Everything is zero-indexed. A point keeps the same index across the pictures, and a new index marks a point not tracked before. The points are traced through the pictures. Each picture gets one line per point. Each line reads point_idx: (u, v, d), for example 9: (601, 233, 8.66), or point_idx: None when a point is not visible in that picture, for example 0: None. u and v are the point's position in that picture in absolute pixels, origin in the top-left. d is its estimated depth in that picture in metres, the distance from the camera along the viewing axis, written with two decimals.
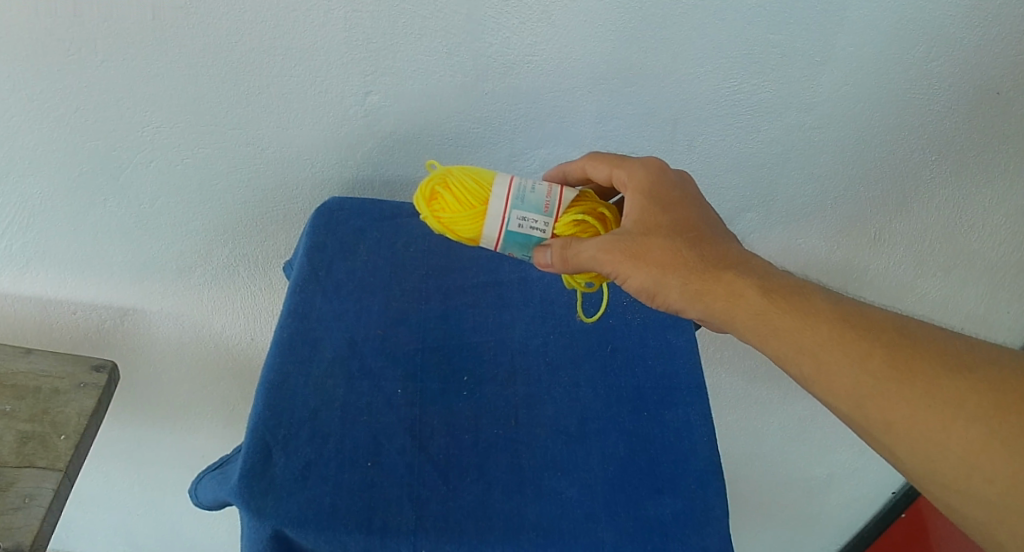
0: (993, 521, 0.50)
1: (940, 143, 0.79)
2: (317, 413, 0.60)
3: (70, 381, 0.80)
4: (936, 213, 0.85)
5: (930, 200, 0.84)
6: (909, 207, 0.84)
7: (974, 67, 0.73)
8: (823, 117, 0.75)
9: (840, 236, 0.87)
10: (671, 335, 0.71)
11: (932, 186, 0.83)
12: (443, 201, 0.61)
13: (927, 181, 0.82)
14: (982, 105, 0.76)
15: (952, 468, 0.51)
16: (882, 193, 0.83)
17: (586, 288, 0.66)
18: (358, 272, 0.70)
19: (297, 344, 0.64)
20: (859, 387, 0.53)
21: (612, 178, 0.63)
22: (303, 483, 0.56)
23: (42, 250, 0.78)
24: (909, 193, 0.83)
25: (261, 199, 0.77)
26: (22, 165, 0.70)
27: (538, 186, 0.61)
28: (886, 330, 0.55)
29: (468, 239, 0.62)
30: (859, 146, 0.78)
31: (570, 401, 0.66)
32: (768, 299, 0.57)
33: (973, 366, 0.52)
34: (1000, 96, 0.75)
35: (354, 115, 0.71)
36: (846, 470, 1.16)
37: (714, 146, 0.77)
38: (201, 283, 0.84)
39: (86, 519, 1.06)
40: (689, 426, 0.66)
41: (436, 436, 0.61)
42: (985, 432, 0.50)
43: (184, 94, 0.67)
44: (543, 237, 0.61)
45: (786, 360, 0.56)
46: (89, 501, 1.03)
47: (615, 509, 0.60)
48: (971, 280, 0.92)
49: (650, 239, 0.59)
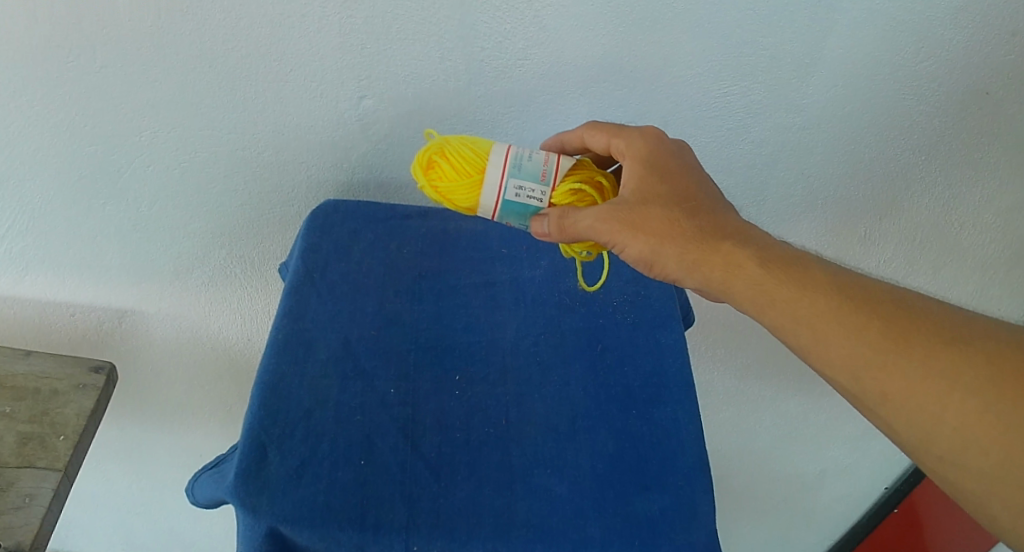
0: (987, 491, 0.51)
1: (927, 142, 0.80)
2: (311, 412, 0.61)
3: (69, 383, 0.82)
4: (922, 211, 0.87)
5: (916, 198, 0.85)
6: (898, 206, 0.86)
7: (962, 67, 0.74)
8: (809, 119, 0.77)
9: (828, 236, 0.88)
10: (661, 334, 0.73)
11: (919, 184, 0.84)
12: (440, 170, 0.63)
13: (915, 179, 0.84)
14: (971, 104, 0.77)
15: (947, 439, 0.52)
16: (868, 193, 0.85)
17: (584, 256, 0.68)
18: (352, 274, 0.72)
19: (293, 345, 0.65)
20: (855, 357, 0.54)
21: (610, 147, 0.65)
22: (297, 481, 0.57)
23: (42, 254, 0.79)
24: (895, 191, 0.85)
25: (258, 202, 0.78)
26: (21, 170, 0.71)
27: (535, 155, 0.62)
28: (882, 301, 0.56)
29: (465, 208, 0.64)
30: (845, 147, 0.80)
31: (560, 400, 0.67)
32: (767, 270, 0.57)
33: (969, 339, 0.53)
34: (989, 95, 0.76)
35: (349, 118, 0.72)
36: (837, 465, 1.17)
37: (702, 149, 0.78)
38: (198, 285, 0.85)
39: (87, 519, 1.08)
40: (678, 424, 0.67)
41: (428, 435, 0.63)
42: (980, 403, 0.51)
43: (182, 100, 0.68)
44: (539, 206, 0.62)
45: (784, 330, 0.57)
46: (90, 501, 1.05)
47: (603, 505, 0.62)
48: (962, 276, 0.94)
49: (648, 209, 0.60)
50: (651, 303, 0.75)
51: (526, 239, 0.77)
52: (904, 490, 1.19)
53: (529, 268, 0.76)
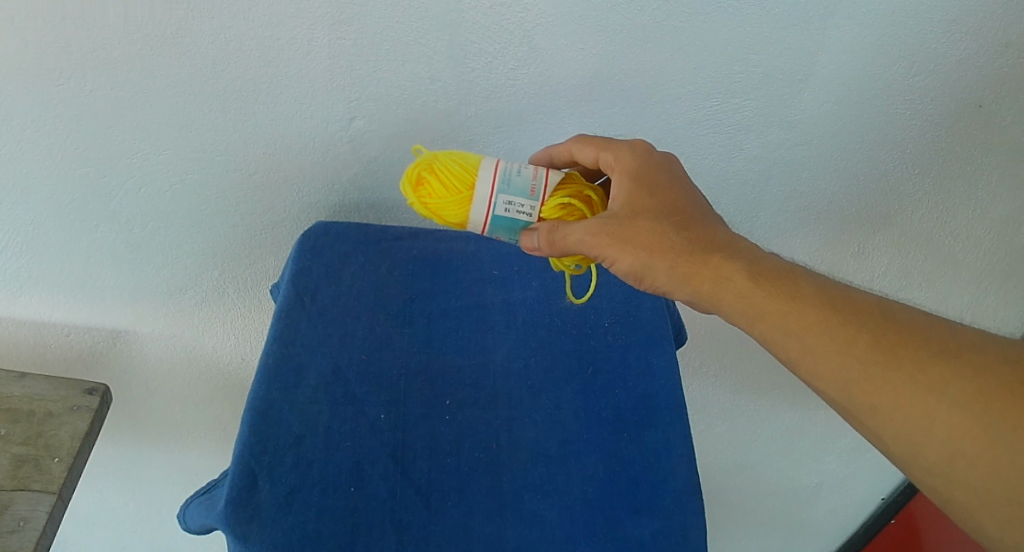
0: (975, 504, 0.52)
1: (919, 156, 0.81)
2: (301, 439, 0.61)
3: (64, 404, 0.82)
4: (914, 224, 0.88)
5: (908, 212, 0.86)
6: (892, 221, 0.87)
7: (956, 81, 0.75)
8: (798, 136, 0.78)
9: (819, 251, 0.89)
10: (652, 356, 0.72)
11: (911, 199, 0.85)
12: (429, 187, 0.63)
13: (908, 195, 0.85)
14: (965, 116, 0.78)
15: (936, 452, 0.52)
16: (858, 208, 0.85)
17: (574, 269, 0.67)
18: (343, 296, 0.70)
19: (283, 371, 0.64)
20: (844, 370, 0.55)
21: (599, 160, 0.65)
22: (287, 509, 0.58)
23: (35, 276, 0.79)
24: (888, 206, 0.85)
25: (251, 221, 0.79)
26: (14, 194, 0.72)
27: (524, 170, 0.63)
28: (871, 314, 0.56)
29: (454, 224, 0.63)
30: (834, 163, 0.80)
31: (550, 423, 0.67)
32: (755, 282, 0.58)
33: (957, 351, 0.54)
34: (983, 108, 0.77)
35: (340, 139, 0.73)
36: (833, 478, 1.18)
37: (692, 166, 0.79)
38: (191, 305, 0.85)
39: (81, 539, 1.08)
40: (669, 446, 0.67)
41: (418, 460, 0.63)
42: (969, 416, 0.52)
43: (174, 122, 0.69)
44: (529, 221, 0.62)
45: (773, 342, 0.58)
46: (85, 520, 1.05)
47: (593, 529, 0.62)
48: (956, 288, 0.95)
49: (637, 222, 0.60)
50: (643, 324, 0.74)
51: (517, 259, 0.76)
52: (901, 502, 1.20)
53: (521, 289, 0.75)
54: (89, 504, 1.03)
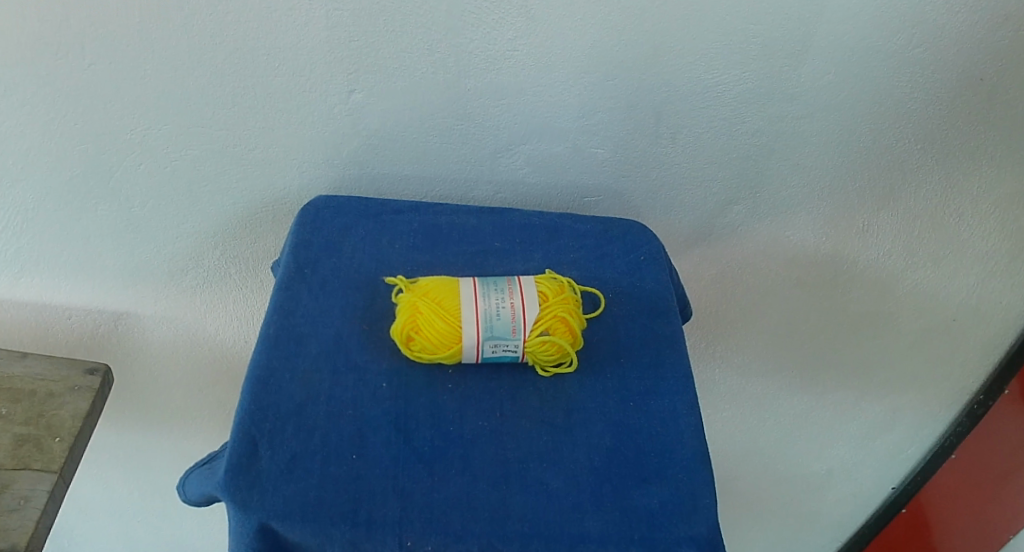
0: None
1: (922, 131, 0.79)
2: (303, 407, 0.59)
3: (65, 384, 0.81)
4: (924, 200, 0.85)
5: (916, 189, 0.84)
6: (895, 196, 0.85)
7: (958, 55, 0.73)
8: (804, 109, 0.76)
9: (824, 230, 0.87)
10: (658, 325, 0.69)
11: (919, 175, 0.83)
12: None
13: (911, 171, 0.83)
14: (966, 92, 0.76)
15: None
16: (867, 181, 0.83)
17: (558, 349, 0.63)
18: (343, 268, 0.69)
19: (283, 340, 0.63)
20: None
21: None
22: (289, 476, 0.56)
23: (40, 255, 0.80)
24: (896, 181, 0.84)
25: (248, 200, 0.77)
26: (15, 170, 0.71)
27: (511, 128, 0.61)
28: None
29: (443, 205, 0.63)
30: (841, 136, 0.79)
31: (556, 391, 0.64)
32: None
33: None
34: (984, 83, 0.75)
35: (339, 113, 0.71)
36: (841, 462, 1.15)
37: (695, 138, 0.77)
38: (193, 285, 0.84)
39: (90, 522, 1.08)
40: (676, 415, 0.64)
41: (421, 428, 0.60)
42: None
43: (171, 96, 0.68)
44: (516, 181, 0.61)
45: None
46: (97, 500, 1.06)
47: (602, 499, 0.58)
48: (963, 270, 0.92)
49: None
50: (646, 296, 0.71)
51: (519, 232, 0.74)
52: (911, 492, 1.16)
53: (523, 262, 0.71)
54: (99, 485, 1.03)
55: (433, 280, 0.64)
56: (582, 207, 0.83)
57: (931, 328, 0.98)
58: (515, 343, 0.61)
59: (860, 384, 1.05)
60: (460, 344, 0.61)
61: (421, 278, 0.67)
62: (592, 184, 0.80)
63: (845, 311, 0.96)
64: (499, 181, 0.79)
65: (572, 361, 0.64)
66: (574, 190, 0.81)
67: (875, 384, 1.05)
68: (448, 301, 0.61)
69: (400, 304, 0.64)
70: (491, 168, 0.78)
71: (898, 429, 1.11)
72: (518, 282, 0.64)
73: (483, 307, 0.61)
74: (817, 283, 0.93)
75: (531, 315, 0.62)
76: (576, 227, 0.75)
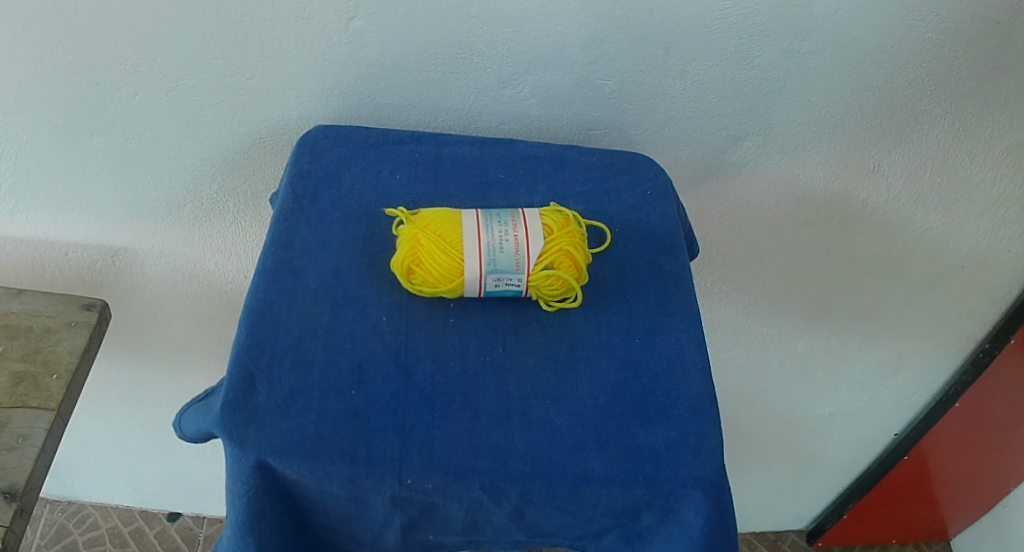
0: None
1: (931, 74, 0.74)
2: (300, 341, 0.57)
3: (62, 321, 0.79)
4: (936, 144, 0.80)
5: (928, 131, 0.79)
6: (908, 137, 0.79)
7: None
8: (819, 44, 0.70)
9: (834, 170, 0.82)
10: (665, 261, 0.67)
11: (931, 118, 0.78)
12: None
13: (925, 112, 0.77)
14: (980, 35, 0.71)
15: None
16: (876, 125, 0.78)
17: (563, 285, 0.61)
18: (343, 200, 0.66)
19: (280, 273, 0.60)
20: None
21: None
22: (286, 413, 0.54)
23: (33, 189, 0.77)
24: (907, 121, 0.78)
25: (248, 131, 0.73)
26: (6, 102, 0.68)
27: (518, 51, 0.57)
28: None
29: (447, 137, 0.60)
30: (855, 73, 0.73)
31: (560, 328, 0.62)
32: None
33: None
34: (999, 25, 0.70)
35: (339, 41, 0.67)
36: (845, 406, 1.14)
37: (707, 73, 0.72)
38: (191, 220, 0.81)
39: (99, 454, 1.09)
40: (682, 354, 0.62)
41: (422, 364, 0.58)
42: None
43: (161, 22, 0.64)
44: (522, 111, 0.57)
45: None
46: (102, 434, 1.06)
47: (606, 437, 0.57)
48: (973, 215, 0.88)
49: None
50: (653, 232, 0.69)
51: (524, 164, 0.71)
52: (914, 438, 1.15)
53: (527, 194, 0.69)
54: (106, 420, 1.04)
55: (434, 212, 0.61)
56: (588, 140, 0.78)
57: (939, 275, 0.95)
58: (519, 278, 0.59)
59: (869, 331, 1.02)
60: (461, 278, 0.58)
61: (423, 209, 0.64)
62: (601, 118, 0.76)
63: (854, 255, 0.92)
64: (503, 112, 0.75)
65: (576, 296, 0.62)
66: (582, 124, 0.77)
67: (883, 330, 1.02)
68: (449, 233, 0.59)
69: (400, 237, 0.61)
70: (494, 100, 0.73)
71: (903, 375, 1.08)
72: (523, 215, 0.61)
73: (486, 239, 0.59)
74: (824, 225, 0.88)
75: (535, 248, 0.59)
76: (583, 160, 0.72)
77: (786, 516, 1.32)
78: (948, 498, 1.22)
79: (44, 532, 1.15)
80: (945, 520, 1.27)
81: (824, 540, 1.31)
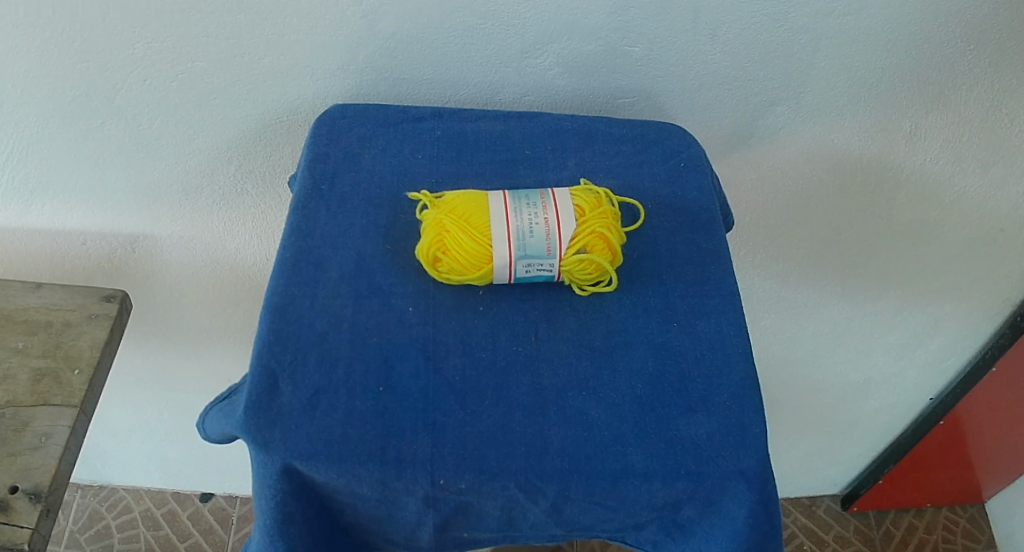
0: None
1: (978, 30, 0.68)
2: (325, 337, 0.55)
3: (82, 314, 0.77)
4: (979, 105, 0.74)
5: (971, 91, 0.73)
6: (946, 96, 0.73)
7: None
8: (856, 3, 0.65)
9: (870, 134, 0.77)
10: (702, 238, 0.63)
11: (973, 78, 0.72)
12: None
13: (962, 71, 0.71)
14: None
15: None
16: (917, 85, 0.72)
17: (597, 268, 0.57)
18: (363, 183, 0.63)
19: (301, 264, 0.58)
20: None
21: None
22: (312, 413, 0.51)
23: (48, 180, 0.74)
24: (946, 84, 0.72)
25: (263, 111, 0.70)
26: (14, 93, 0.66)
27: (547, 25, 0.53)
28: None
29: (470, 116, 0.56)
30: (895, 33, 0.68)
31: (594, 313, 0.58)
32: None
33: None
34: None
35: (352, 15, 0.63)
36: (883, 377, 1.10)
37: (739, 36, 0.67)
38: (209, 205, 0.79)
39: (131, 439, 1.09)
40: (723, 337, 0.58)
41: (451, 356, 0.55)
42: None
43: (164, 3, 0.61)
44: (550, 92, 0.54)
45: None
46: (132, 419, 1.05)
47: (646, 429, 0.53)
48: (1016, 177, 0.82)
49: None
50: (687, 206, 0.65)
51: (551, 139, 0.67)
52: (949, 402, 1.10)
53: (555, 170, 0.65)
54: (135, 406, 1.03)
55: (461, 195, 0.58)
56: (615, 109, 0.74)
57: (975, 238, 0.89)
58: (551, 262, 0.56)
59: (912, 301, 0.98)
60: (490, 265, 0.55)
61: (448, 192, 0.61)
62: (630, 87, 0.71)
63: (892, 221, 0.87)
64: (527, 83, 0.70)
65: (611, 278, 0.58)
66: (609, 93, 0.72)
67: (924, 299, 0.98)
68: (477, 218, 0.56)
69: (425, 222, 0.58)
70: (518, 71, 0.69)
71: (941, 342, 1.04)
72: (553, 195, 0.57)
73: (515, 223, 0.55)
74: (861, 189, 0.82)
75: (566, 231, 0.56)
76: (612, 133, 0.68)
77: (821, 481, 1.27)
78: (986, 464, 1.16)
79: (78, 517, 1.15)
80: (981, 484, 1.22)
81: (858, 504, 1.26)
